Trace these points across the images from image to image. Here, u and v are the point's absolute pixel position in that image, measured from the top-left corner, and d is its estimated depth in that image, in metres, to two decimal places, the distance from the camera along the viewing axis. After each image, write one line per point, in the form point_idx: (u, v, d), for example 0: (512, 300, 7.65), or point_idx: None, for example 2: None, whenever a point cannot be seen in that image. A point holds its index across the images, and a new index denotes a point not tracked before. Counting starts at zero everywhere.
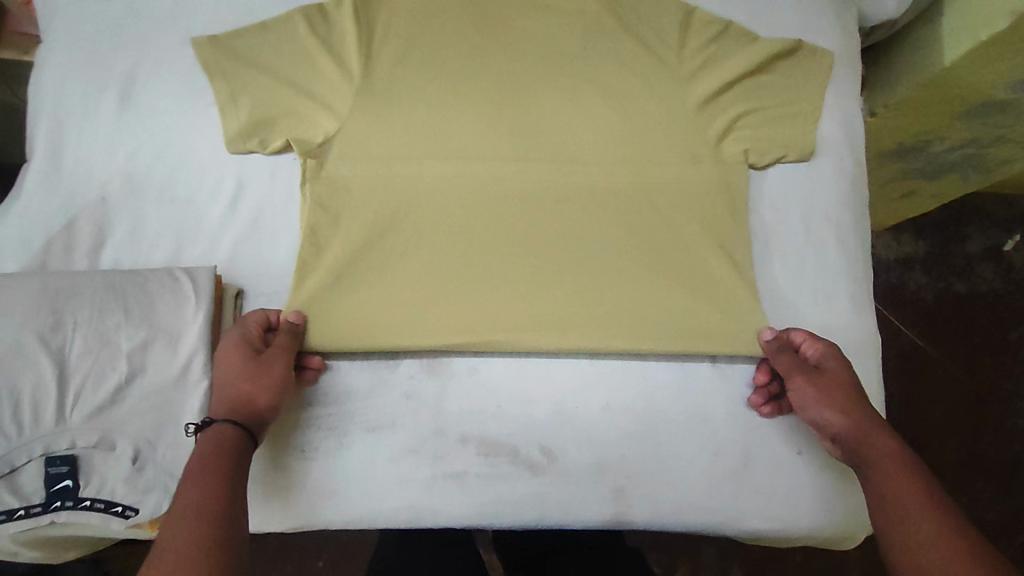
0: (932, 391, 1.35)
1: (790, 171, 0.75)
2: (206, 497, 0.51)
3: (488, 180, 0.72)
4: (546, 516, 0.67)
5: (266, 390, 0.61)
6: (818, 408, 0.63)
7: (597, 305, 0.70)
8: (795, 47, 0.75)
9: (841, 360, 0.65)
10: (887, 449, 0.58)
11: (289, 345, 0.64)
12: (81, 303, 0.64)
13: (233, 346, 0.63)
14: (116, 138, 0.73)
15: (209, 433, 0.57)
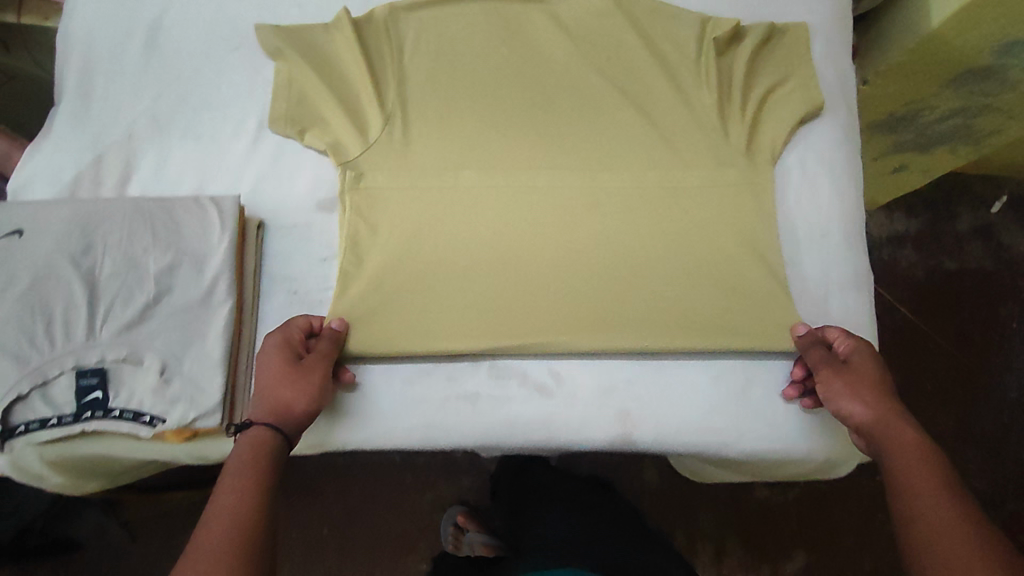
0: (925, 365, 1.39)
1: (793, 144, 0.78)
2: (239, 500, 0.54)
3: (498, 127, 0.76)
4: (556, 433, 0.70)
5: (306, 396, 0.64)
6: (844, 398, 0.64)
7: (602, 246, 0.73)
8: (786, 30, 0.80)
9: (872, 357, 0.66)
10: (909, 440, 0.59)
11: (330, 352, 0.66)
12: (111, 227, 0.67)
13: (276, 349, 0.65)
14: (143, 82, 0.76)
15: (248, 437, 0.60)
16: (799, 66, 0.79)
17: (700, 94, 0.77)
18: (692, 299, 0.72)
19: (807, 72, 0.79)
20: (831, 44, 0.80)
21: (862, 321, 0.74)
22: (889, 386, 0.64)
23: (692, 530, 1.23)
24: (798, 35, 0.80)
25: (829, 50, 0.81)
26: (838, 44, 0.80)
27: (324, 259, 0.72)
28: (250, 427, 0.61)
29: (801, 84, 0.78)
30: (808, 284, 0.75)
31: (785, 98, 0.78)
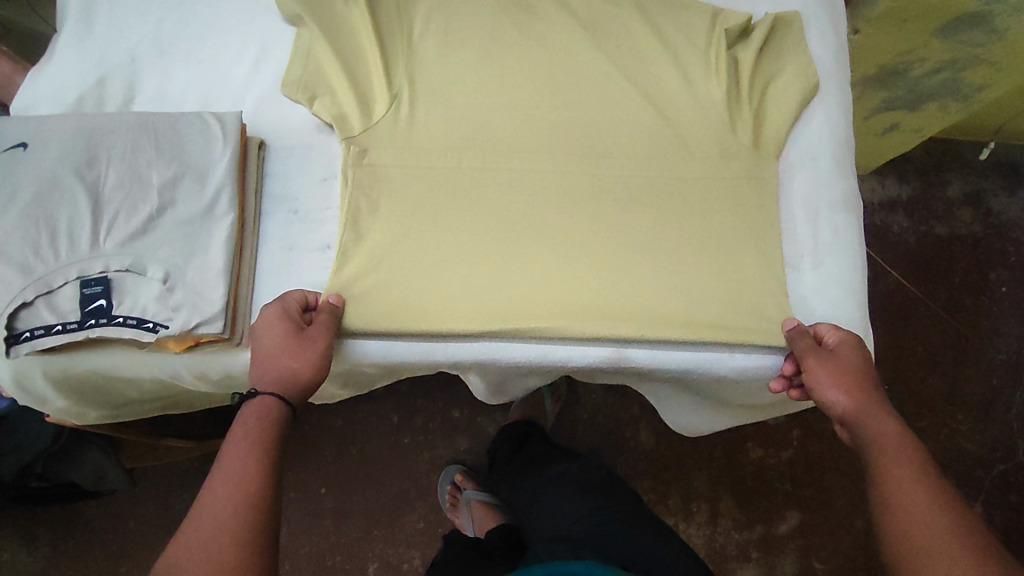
0: (917, 329, 1.40)
1: (800, 129, 0.77)
2: (246, 467, 0.53)
3: (496, 63, 0.77)
4: (551, 351, 0.71)
5: (309, 367, 0.63)
6: (827, 387, 0.63)
7: (598, 177, 0.75)
8: (790, 16, 0.80)
9: (861, 349, 0.66)
10: (891, 432, 0.59)
11: (329, 324, 0.65)
12: (114, 141, 0.67)
13: (273, 321, 0.64)
14: (145, 7, 0.77)
15: (248, 414, 0.59)
16: (793, 55, 0.79)
17: (697, 31, 0.79)
18: (688, 229, 0.73)
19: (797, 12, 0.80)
20: None
21: (850, 244, 0.75)
22: (871, 376, 0.64)
23: (687, 491, 1.24)
24: (793, 26, 0.80)
25: (821, 34, 0.81)
26: (830, 34, 0.81)
27: (325, 178, 0.74)
28: (249, 402, 0.60)
29: (795, 68, 0.78)
30: (798, 207, 0.76)
31: (786, 83, 0.78)
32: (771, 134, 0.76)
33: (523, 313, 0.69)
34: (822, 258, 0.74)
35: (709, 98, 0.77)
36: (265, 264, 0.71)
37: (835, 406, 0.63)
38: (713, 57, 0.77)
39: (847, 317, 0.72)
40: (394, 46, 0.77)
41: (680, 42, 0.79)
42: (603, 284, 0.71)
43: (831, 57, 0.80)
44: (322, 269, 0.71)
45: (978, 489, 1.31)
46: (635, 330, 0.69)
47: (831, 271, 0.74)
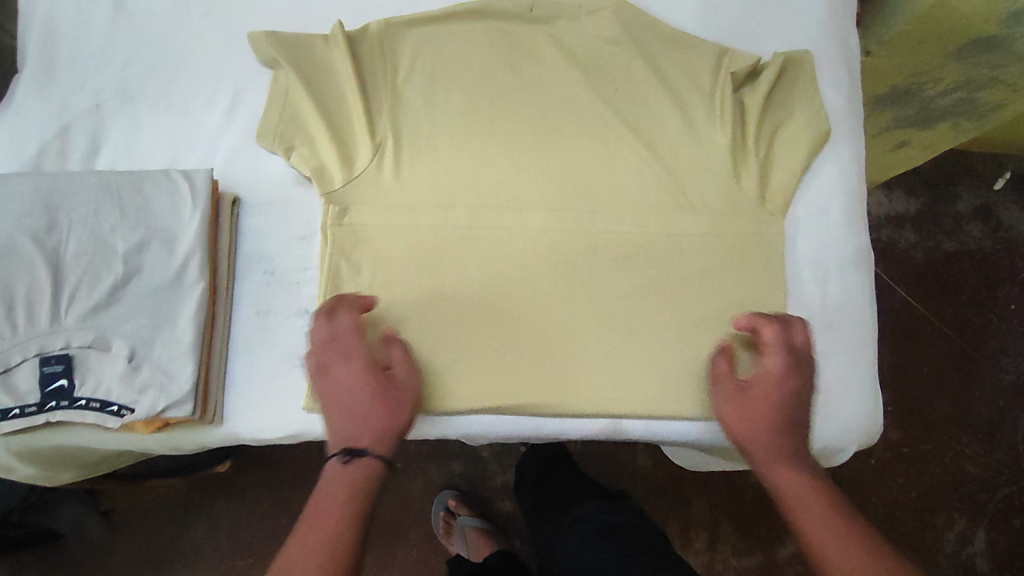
0: (923, 349, 1.33)
1: (808, 181, 0.73)
2: (334, 527, 0.55)
3: (487, 107, 0.72)
4: (544, 424, 0.69)
5: (408, 409, 0.62)
6: (729, 426, 0.63)
7: (593, 234, 0.70)
8: (802, 55, 0.74)
9: (771, 369, 0.63)
10: (791, 478, 0.60)
11: (406, 357, 0.64)
12: (75, 202, 0.62)
13: (348, 359, 0.62)
14: (109, 45, 0.71)
15: (335, 473, 0.58)
16: (804, 98, 0.73)
17: (701, 71, 0.73)
18: (690, 287, 0.70)
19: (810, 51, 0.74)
20: (839, 27, 0.76)
21: (858, 307, 0.71)
22: (782, 406, 0.62)
23: (686, 518, 1.21)
24: (804, 66, 0.74)
25: (834, 81, 0.74)
26: (844, 73, 0.75)
27: (303, 237, 0.69)
28: (337, 458, 0.59)
29: (804, 119, 0.73)
30: (805, 267, 0.71)
31: (796, 131, 0.73)
32: (778, 184, 0.71)
33: (517, 384, 0.67)
34: (830, 320, 0.70)
35: (716, 148, 0.71)
36: (240, 332, 0.67)
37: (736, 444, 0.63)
38: (717, 105, 0.72)
39: (853, 386, 0.70)
40: (377, 89, 0.71)
41: (683, 84, 0.73)
42: (600, 353, 0.68)
43: (843, 101, 0.74)
44: (300, 336, 0.67)
45: (983, 513, 1.25)
46: (632, 402, 0.67)
47: (839, 335, 0.70)
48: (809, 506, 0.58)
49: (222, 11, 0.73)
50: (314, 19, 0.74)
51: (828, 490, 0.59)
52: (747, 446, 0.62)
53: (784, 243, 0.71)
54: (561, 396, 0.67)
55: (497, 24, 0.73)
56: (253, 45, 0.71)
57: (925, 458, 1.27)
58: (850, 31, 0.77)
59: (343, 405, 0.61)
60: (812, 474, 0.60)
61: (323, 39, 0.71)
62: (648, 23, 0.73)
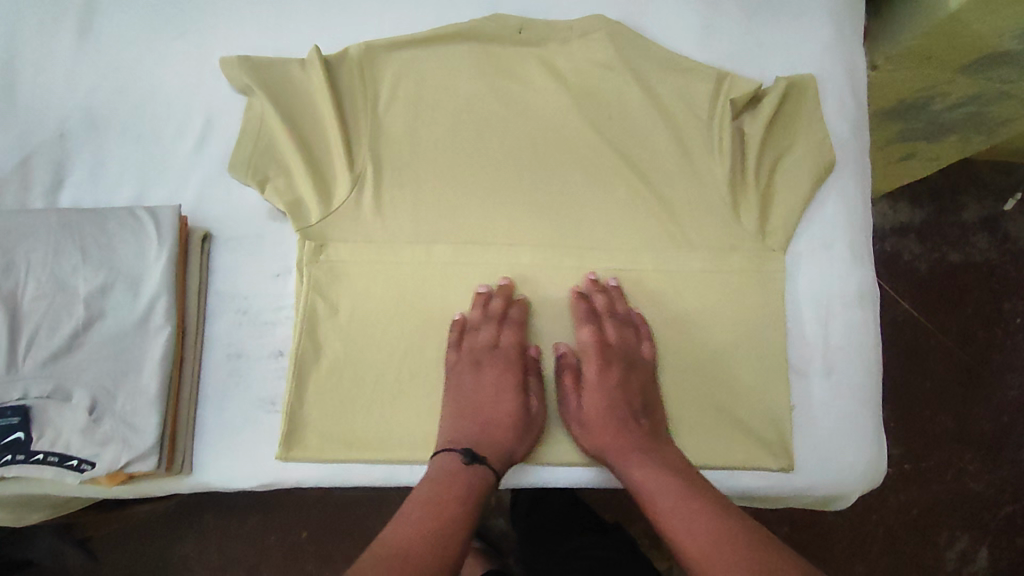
0: (927, 361, 1.14)
1: (812, 213, 0.68)
2: (457, 505, 0.55)
3: (472, 136, 0.68)
4: (528, 472, 0.64)
5: (527, 441, 0.62)
6: (584, 442, 0.62)
7: (582, 272, 0.66)
8: (807, 80, 0.70)
9: (593, 377, 0.63)
10: (648, 474, 0.58)
11: (545, 392, 0.64)
12: (33, 243, 0.59)
13: (501, 372, 0.63)
14: (73, 70, 0.68)
15: (454, 465, 0.58)
16: (809, 126, 0.69)
17: (699, 98, 0.69)
18: (683, 328, 0.66)
19: (815, 77, 0.70)
20: (845, 51, 0.72)
21: (866, 346, 0.66)
22: (620, 406, 0.62)
23: None
24: (808, 92, 0.70)
25: (840, 108, 0.70)
26: (850, 99, 0.71)
27: (278, 274, 0.65)
28: (457, 456, 0.59)
29: (808, 149, 0.68)
30: (809, 305, 0.67)
31: (799, 162, 0.68)
32: (779, 219, 0.67)
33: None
34: (834, 362, 0.66)
35: (713, 180, 0.67)
36: (210, 376, 0.64)
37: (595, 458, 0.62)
38: (716, 134, 0.67)
39: (860, 436, 0.65)
40: (356, 117, 0.67)
41: (681, 110, 0.69)
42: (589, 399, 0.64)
43: (849, 129, 0.70)
44: (274, 381, 0.64)
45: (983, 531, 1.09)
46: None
47: (844, 379, 0.65)
48: (660, 502, 0.57)
49: (193, 34, 0.69)
50: (291, 42, 0.69)
51: (680, 475, 0.58)
52: (605, 456, 0.61)
53: (786, 280, 0.67)
54: (544, 444, 0.64)
55: (484, 49, 0.69)
56: (224, 70, 0.67)
57: (922, 476, 1.10)
58: (858, 54, 0.72)
59: (466, 411, 0.62)
60: (665, 463, 0.59)
61: (299, 65, 0.67)
62: (642, 46, 0.69)
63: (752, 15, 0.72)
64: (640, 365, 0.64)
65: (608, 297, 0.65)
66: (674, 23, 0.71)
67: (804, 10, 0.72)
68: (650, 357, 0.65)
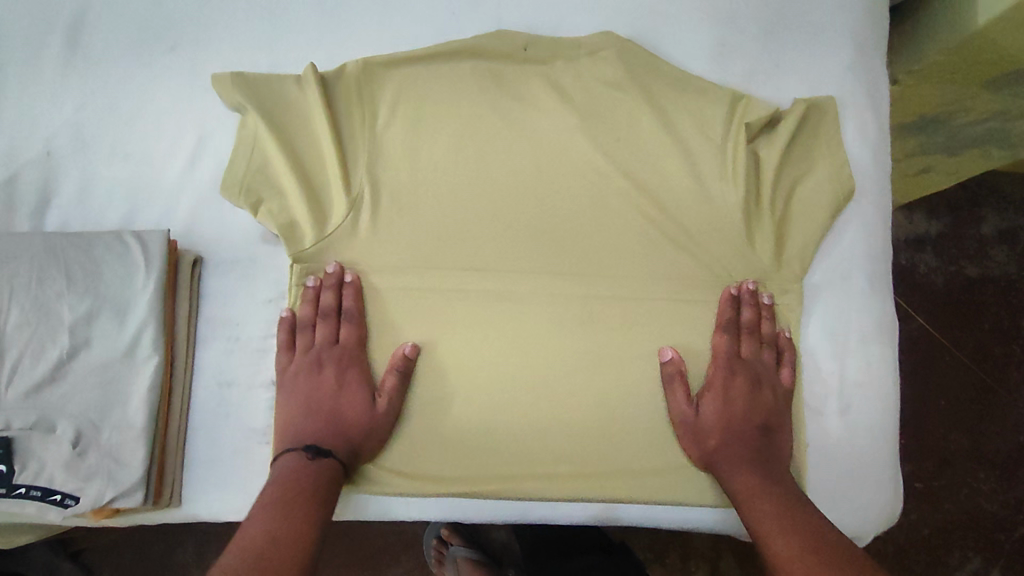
0: (939, 377, 1.07)
1: (828, 242, 0.65)
2: (281, 485, 0.55)
3: (473, 155, 0.65)
4: (530, 509, 0.62)
5: (376, 438, 0.60)
6: (691, 447, 0.59)
7: (587, 301, 0.63)
8: (827, 103, 0.66)
9: (719, 383, 0.60)
10: (753, 482, 0.56)
11: (399, 388, 0.60)
12: (17, 268, 0.57)
13: (343, 367, 0.61)
14: (64, 87, 0.66)
15: (288, 456, 0.57)
16: (827, 151, 0.66)
17: (711, 119, 0.65)
18: (696, 363, 0.62)
19: (834, 100, 0.67)
20: (867, 72, 0.68)
21: (885, 382, 0.63)
22: (747, 418, 0.59)
23: (685, 544, 0.96)
24: (828, 115, 0.66)
25: (860, 132, 0.67)
26: (871, 123, 0.67)
27: (271, 300, 0.63)
28: (296, 451, 0.57)
29: (826, 175, 0.65)
30: (825, 340, 0.63)
31: (815, 189, 0.65)
32: (795, 248, 0.64)
33: (499, 469, 0.61)
34: (850, 400, 0.62)
35: (726, 206, 0.64)
36: (199, 405, 0.62)
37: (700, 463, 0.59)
38: (729, 158, 0.64)
39: (878, 479, 0.62)
40: (354, 136, 0.65)
41: (692, 132, 0.65)
42: (591, 434, 0.61)
43: (869, 154, 0.67)
44: (265, 411, 0.61)
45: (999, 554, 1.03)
46: (628, 490, 0.60)
47: (861, 418, 0.62)
48: (761, 508, 0.54)
49: (187, 49, 0.67)
50: (287, 57, 0.67)
51: (775, 491, 0.55)
52: (711, 460, 0.59)
53: (801, 313, 0.64)
54: (546, 484, 0.60)
55: (487, 67, 0.67)
56: (217, 86, 0.65)
57: (935, 495, 1.04)
58: (879, 75, 0.69)
59: (303, 408, 0.59)
60: (772, 476, 0.56)
61: (295, 83, 0.65)
62: (652, 65, 0.66)
63: (769, 33, 0.68)
64: (773, 384, 0.61)
65: (757, 311, 0.62)
66: (687, 40, 0.68)
67: (824, 28, 0.69)
68: (787, 381, 0.61)
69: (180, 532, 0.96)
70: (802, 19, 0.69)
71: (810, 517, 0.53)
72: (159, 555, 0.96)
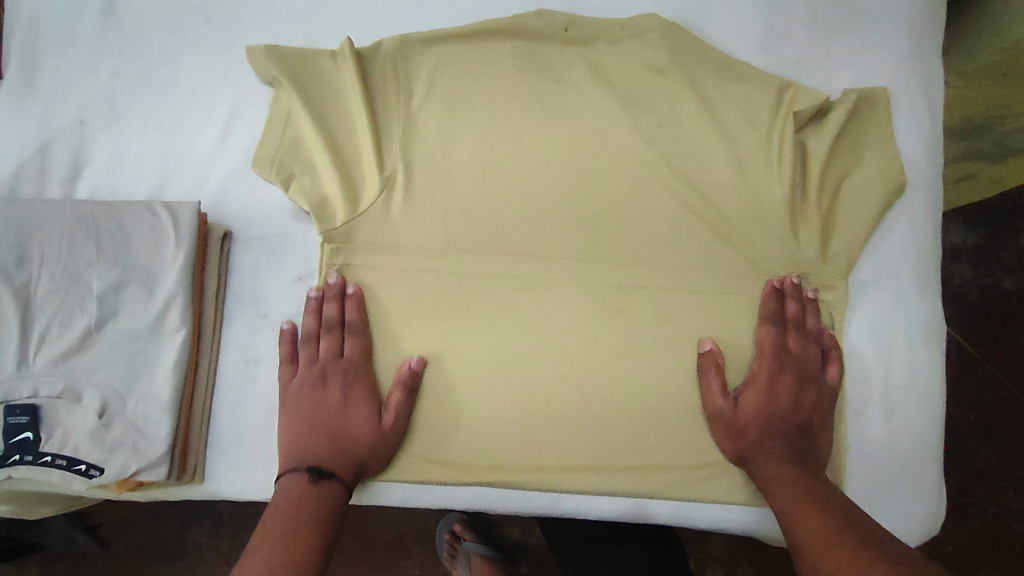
0: (973, 390, 1.00)
1: (877, 239, 0.62)
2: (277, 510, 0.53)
3: (511, 137, 0.63)
4: (559, 501, 0.61)
5: (382, 455, 0.58)
6: (725, 439, 0.58)
7: (621, 291, 0.61)
8: (879, 93, 0.64)
9: (759, 376, 0.58)
10: (787, 473, 0.53)
11: (406, 403, 0.58)
12: (48, 235, 0.56)
13: (349, 381, 0.59)
14: (98, 56, 0.66)
15: (290, 477, 0.55)
16: (878, 145, 0.63)
17: (757, 109, 0.63)
18: (734, 358, 0.60)
19: (887, 91, 0.64)
20: (922, 65, 0.65)
21: (931, 386, 0.60)
22: (788, 413, 0.57)
23: (702, 549, 0.93)
24: (879, 106, 0.64)
25: (913, 126, 0.64)
26: (924, 118, 0.64)
27: (300, 278, 0.62)
28: (300, 472, 0.55)
29: (876, 169, 0.63)
30: (870, 340, 0.61)
31: (864, 183, 0.63)
32: (841, 245, 0.61)
33: (527, 459, 0.59)
34: (894, 403, 0.60)
35: (770, 197, 0.61)
36: (224, 382, 0.61)
37: (732, 454, 0.57)
38: (775, 148, 0.62)
39: (919, 486, 0.59)
40: (387, 115, 0.63)
41: (737, 121, 0.63)
42: (623, 427, 0.59)
43: (921, 149, 0.64)
44: None
45: None
46: (660, 485, 0.59)
47: (904, 421, 0.60)
48: (791, 497, 0.52)
49: (222, 22, 0.66)
50: (323, 33, 0.66)
51: (808, 486, 0.52)
52: (745, 452, 0.57)
53: (845, 311, 0.61)
54: (574, 476, 0.59)
55: (527, 48, 0.65)
56: (251, 59, 0.64)
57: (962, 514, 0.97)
58: (934, 68, 0.66)
59: (306, 424, 0.57)
60: (808, 470, 0.54)
61: (330, 60, 0.64)
62: (697, 50, 0.64)
63: (820, 20, 0.66)
64: (817, 382, 0.58)
65: (802, 306, 0.60)
66: (732, 28, 0.66)
67: (878, 16, 0.66)
68: (833, 381, 0.59)
69: (195, 510, 0.96)
70: (855, 8, 0.66)
71: (844, 508, 0.50)
72: (174, 531, 0.96)
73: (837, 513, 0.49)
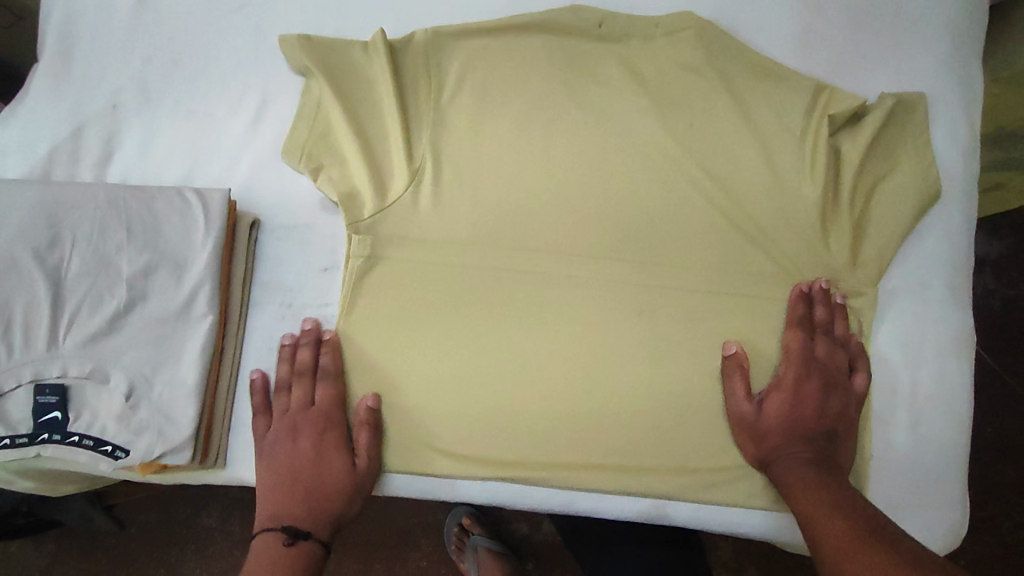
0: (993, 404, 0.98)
1: (909, 246, 0.62)
2: None
3: (540, 132, 0.63)
4: (576, 499, 0.61)
5: (357, 500, 0.58)
6: (748, 442, 0.57)
7: (646, 292, 0.61)
8: (916, 98, 0.63)
9: (784, 380, 0.57)
10: (809, 476, 0.53)
11: (373, 443, 0.58)
12: (80, 217, 0.57)
13: (321, 433, 0.58)
14: (133, 41, 0.66)
15: (264, 541, 0.55)
16: (913, 151, 0.62)
17: (791, 111, 0.62)
18: (759, 362, 0.60)
19: (924, 96, 0.63)
20: (961, 70, 0.64)
21: (959, 395, 0.60)
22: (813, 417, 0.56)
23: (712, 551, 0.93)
24: (916, 112, 0.63)
25: (949, 133, 0.63)
26: (962, 124, 0.63)
27: (325, 268, 0.62)
28: (274, 536, 0.55)
29: (911, 175, 0.62)
30: (899, 348, 0.60)
31: (899, 189, 0.62)
32: (872, 251, 0.60)
33: (545, 456, 0.59)
34: (921, 412, 0.59)
35: (800, 201, 0.61)
36: (248, 369, 0.61)
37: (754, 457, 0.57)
38: (807, 151, 0.61)
39: (943, 497, 0.59)
40: (414, 108, 0.63)
41: (769, 123, 0.62)
42: (645, 428, 0.59)
43: (958, 156, 0.63)
44: None
45: None
46: (680, 488, 0.58)
47: (930, 431, 0.59)
48: (813, 500, 0.51)
49: (256, 11, 0.66)
50: (356, 24, 0.66)
51: (830, 488, 0.52)
52: (767, 456, 0.56)
53: (874, 318, 0.60)
54: (592, 475, 0.59)
55: (559, 44, 0.64)
56: (283, 47, 0.64)
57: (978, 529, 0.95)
58: (974, 73, 0.65)
59: (279, 482, 0.57)
60: (831, 475, 0.53)
61: (362, 50, 0.64)
62: (731, 50, 0.63)
63: (858, 22, 0.65)
64: (844, 388, 0.58)
65: (830, 312, 0.59)
66: (768, 28, 0.65)
67: (918, 20, 0.65)
68: (859, 390, 0.58)
69: (208, 494, 0.97)
70: (895, 10, 0.65)
71: (867, 513, 0.49)
72: (188, 513, 0.97)
73: (859, 516, 0.49)
